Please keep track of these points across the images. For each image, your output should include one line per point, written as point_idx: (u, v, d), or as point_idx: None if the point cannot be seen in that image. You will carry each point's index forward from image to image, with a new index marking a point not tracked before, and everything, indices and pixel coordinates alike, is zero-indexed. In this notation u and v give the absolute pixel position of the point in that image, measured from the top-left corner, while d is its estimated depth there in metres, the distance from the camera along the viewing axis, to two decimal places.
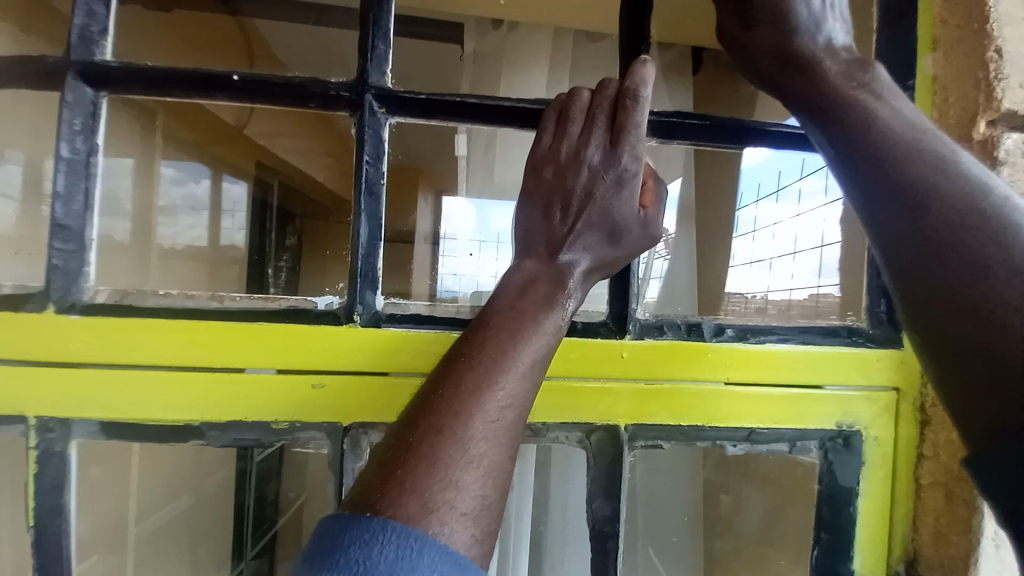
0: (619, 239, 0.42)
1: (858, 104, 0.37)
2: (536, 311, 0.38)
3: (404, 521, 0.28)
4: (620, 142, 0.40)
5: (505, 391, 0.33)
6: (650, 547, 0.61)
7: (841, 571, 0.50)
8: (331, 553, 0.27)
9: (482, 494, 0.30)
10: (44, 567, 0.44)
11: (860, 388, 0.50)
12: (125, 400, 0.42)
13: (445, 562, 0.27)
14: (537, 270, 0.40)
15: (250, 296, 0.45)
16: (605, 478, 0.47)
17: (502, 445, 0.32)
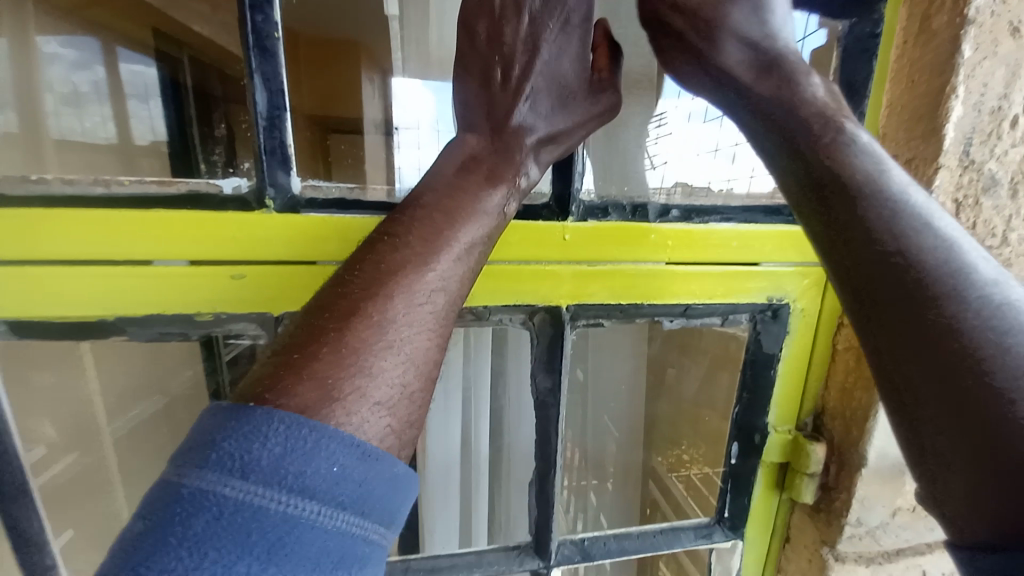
0: (567, 102, 0.42)
1: (836, 137, 0.37)
2: (477, 188, 0.38)
3: (301, 410, 0.27)
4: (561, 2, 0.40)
5: (435, 285, 0.34)
6: (603, 416, 0.74)
7: (757, 424, 0.57)
8: (206, 452, 0.25)
9: (400, 381, 0.31)
10: None
11: (794, 265, 0.51)
12: (18, 298, 0.38)
13: (344, 455, 0.27)
14: (476, 158, 0.39)
15: (142, 180, 0.39)
16: (547, 355, 0.49)
17: (425, 335, 0.33)
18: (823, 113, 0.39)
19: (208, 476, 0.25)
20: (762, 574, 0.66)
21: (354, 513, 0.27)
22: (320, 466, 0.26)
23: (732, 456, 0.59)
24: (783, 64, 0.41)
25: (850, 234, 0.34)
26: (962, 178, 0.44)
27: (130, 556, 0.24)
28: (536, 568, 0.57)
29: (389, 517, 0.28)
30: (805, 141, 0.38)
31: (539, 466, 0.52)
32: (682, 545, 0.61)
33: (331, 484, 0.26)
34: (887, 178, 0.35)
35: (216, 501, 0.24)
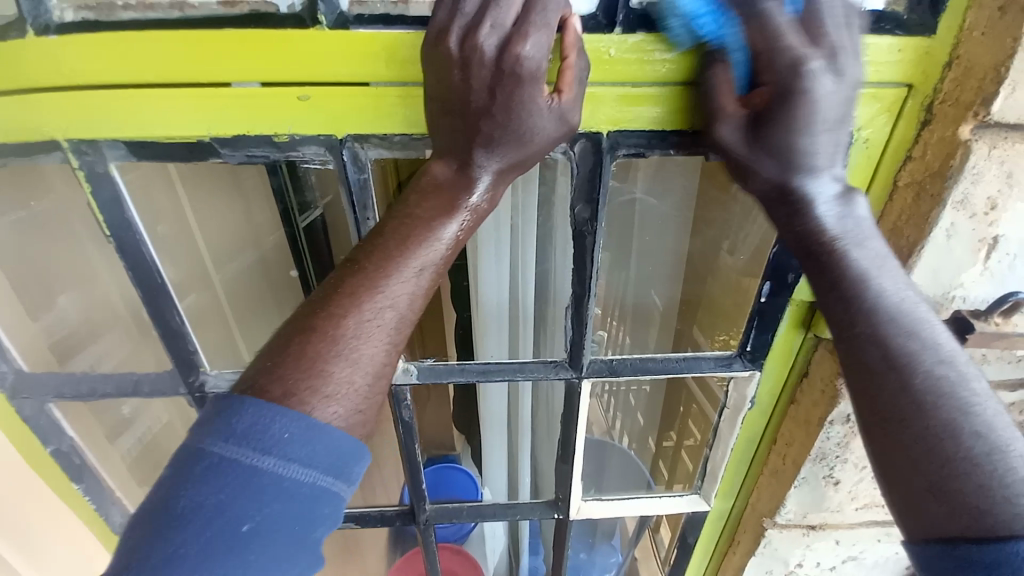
0: (523, 143, 0.43)
1: (837, 249, 0.43)
2: (434, 217, 0.43)
3: (267, 400, 0.38)
4: (515, 31, 0.39)
5: (386, 297, 0.42)
6: (649, 292, 0.84)
7: (792, 263, 0.59)
8: (210, 427, 0.37)
9: (349, 380, 0.40)
10: (135, 268, 0.55)
11: (866, 87, 0.47)
12: (137, 121, 0.46)
13: (295, 426, 0.37)
14: (443, 176, 0.44)
15: (210, 3, 0.43)
16: (586, 185, 0.51)
17: (376, 341, 0.41)
18: (833, 233, 0.44)
19: (204, 440, 0.37)
20: (776, 403, 0.73)
21: (301, 466, 0.37)
22: (277, 433, 0.37)
23: (762, 295, 0.62)
24: (823, 220, 0.44)
25: (851, 350, 0.42)
26: None
27: (172, 478, 0.37)
28: (569, 378, 0.67)
29: (336, 470, 0.39)
30: (805, 237, 0.45)
31: (576, 291, 0.59)
32: (702, 370, 0.68)
33: (284, 444, 0.37)
34: (877, 298, 0.42)
35: (212, 458, 0.36)
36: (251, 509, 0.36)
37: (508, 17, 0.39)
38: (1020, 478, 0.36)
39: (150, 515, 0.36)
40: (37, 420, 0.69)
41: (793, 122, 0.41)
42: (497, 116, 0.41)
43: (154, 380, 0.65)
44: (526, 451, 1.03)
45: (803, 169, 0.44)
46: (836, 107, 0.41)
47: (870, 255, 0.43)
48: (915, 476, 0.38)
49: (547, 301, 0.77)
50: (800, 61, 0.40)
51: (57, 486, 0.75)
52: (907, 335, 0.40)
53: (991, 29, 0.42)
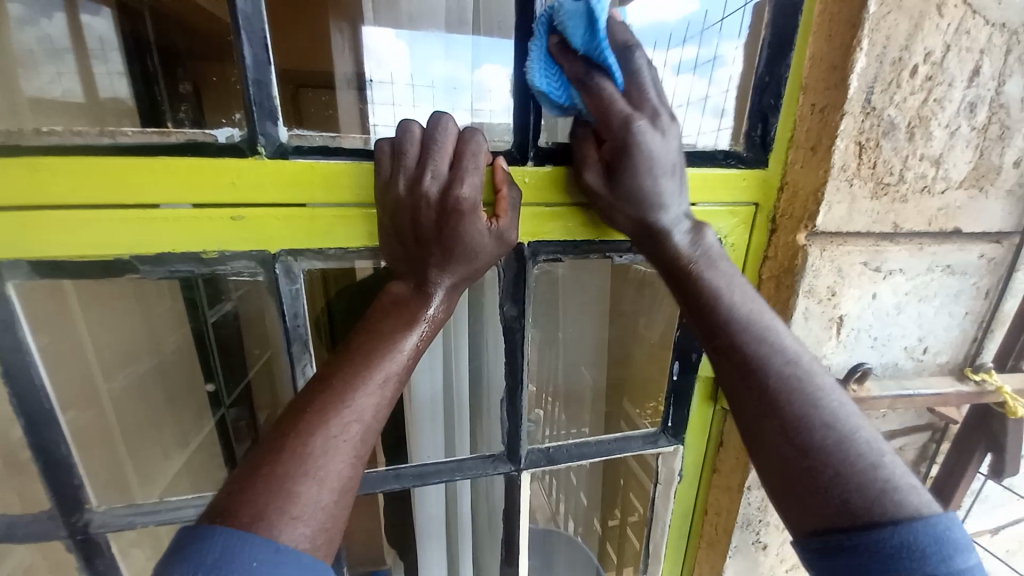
0: (472, 260, 0.48)
1: (694, 267, 0.50)
2: (395, 332, 0.46)
3: (239, 527, 0.35)
4: (454, 176, 0.45)
5: (353, 410, 0.42)
6: (580, 368, 0.89)
7: (693, 344, 0.67)
8: (173, 561, 0.33)
9: (318, 499, 0.38)
10: (20, 393, 0.49)
11: (726, 205, 0.59)
12: (44, 241, 0.44)
13: (263, 552, 0.34)
14: (403, 294, 0.49)
15: (143, 130, 0.44)
16: (512, 287, 0.57)
17: (343, 456, 0.40)
18: (686, 253, 0.50)
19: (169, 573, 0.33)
20: (701, 475, 0.78)
21: None
22: (243, 563, 0.33)
23: (674, 373, 0.69)
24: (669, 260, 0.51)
25: (725, 339, 0.47)
26: (865, 124, 0.53)
27: None
28: (508, 471, 0.67)
29: None
30: (670, 261, 0.51)
31: (509, 383, 0.61)
32: (632, 450, 0.72)
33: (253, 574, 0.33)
34: (735, 301, 0.48)
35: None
36: None
37: (444, 165, 0.46)
38: (874, 463, 0.40)
39: None
40: None
41: (633, 167, 0.47)
42: (445, 242, 0.46)
43: (28, 523, 0.54)
44: (469, 552, 0.97)
45: (653, 209, 0.49)
46: (668, 157, 0.47)
47: (724, 267, 0.50)
48: (792, 459, 0.42)
49: (481, 391, 0.78)
50: (642, 109, 0.46)
51: None
52: (756, 334, 0.46)
53: (805, 165, 0.56)
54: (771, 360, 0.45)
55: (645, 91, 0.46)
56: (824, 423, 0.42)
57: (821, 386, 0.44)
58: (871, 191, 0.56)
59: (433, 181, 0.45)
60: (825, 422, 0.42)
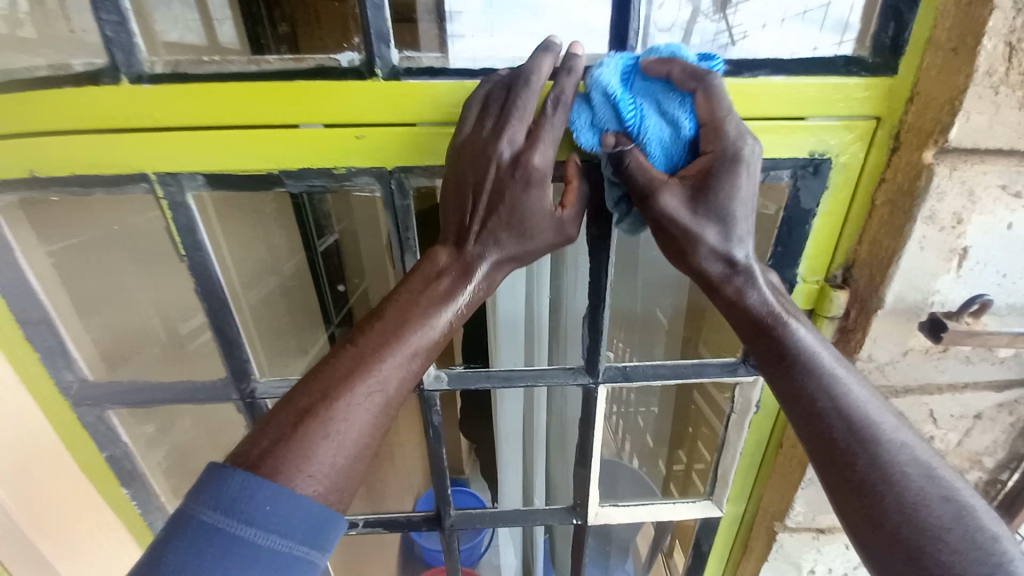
0: (521, 239, 0.52)
1: (783, 329, 0.50)
2: (429, 307, 0.51)
3: (259, 474, 0.43)
4: (530, 142, 0.48)
5: (377, 378, 0.48)
6: (655, 309, 0.92)
7: (788, 274, 0.65)
8: (200, 494, 0.42)
9: (332, 460, 0.45)
10: (203, 283, 0.61)
11: (840, 119, 0.55)
12: (211, 158, 0.53)
13: (276, 499, 0.42)
14: (447, 265, 0.53)
15: (281, 58, 0.51)
16: (600, 207, 0.59)
17: (363, 421, 0.47)
18: (771, 307, 0.51)
19: (194, 506, 0.42)
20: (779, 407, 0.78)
21: (279, 537, 0.41)
22: (260, 506, 0.41)
23: None
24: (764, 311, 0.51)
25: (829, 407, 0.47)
26: (1017, 21, 0.45)
27: (162, 540, 0.41)
28: (586, 383, 0.73)
29: (311, 540, 0.43)
30: (752, 314, 0.51)
31: (592, 301, 0.65)
32: (709, 376, 0.74)
33: (266, 516, 0.41)
34: (815, 352, 0.49)
35: (201, 523, 0.41)
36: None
37: (520, 135, 0.48)
38: (989, 534, 0.42)
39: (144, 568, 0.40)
40: (96, 424, 0.77)
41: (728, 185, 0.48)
42: (505, 211, 0.51)
43: (210, 386, 0.71)
44: (542, 464, 1.08)
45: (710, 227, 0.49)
46: (753, 182, 0.49)
47: (806, 328, 0.51)
48: (902, 532, 0.42)
49: (565, 328, 0.85)
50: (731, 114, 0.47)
51: (105, 489, 0.82)
52: (848, 401, 0.47)
53: (942, 69, 0.50)
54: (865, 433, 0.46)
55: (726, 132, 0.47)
56: (935, 496, 0.43)
57: (917, 452, 0.45)
58: (1020, 101, 0.48)
59: (509, 140, 0.48)
60: (934, 496, 0.43)
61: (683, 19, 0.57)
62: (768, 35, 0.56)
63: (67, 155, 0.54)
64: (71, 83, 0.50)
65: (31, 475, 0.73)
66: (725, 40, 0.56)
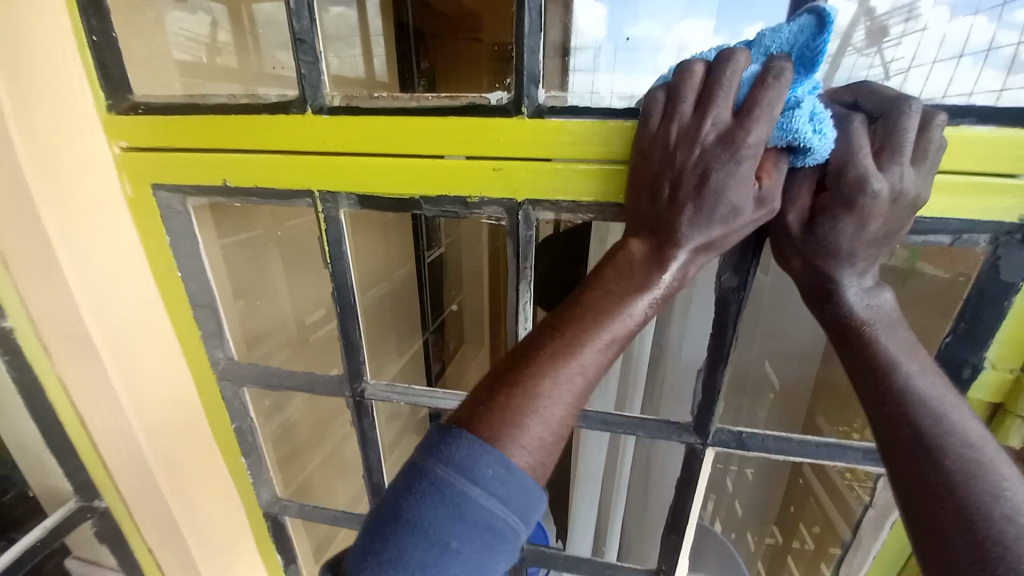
0: (730, 220, 0.45)
1: (865, 334, 0.47)
2: (626, 295, 0.47)
3: (480, 438, 0.42)
4: (739, 124, 0.42)
5: (579, 363, 0.45)
6: (776, 368, 0.82)
7: (971, 356, 0.54)
8: (434, 449, 0.43)
9: (540, 436, 0.43)
10: (340, 290, 0.67)
11: None
12: (365, 180, 0.59)
13: (499, 465, 0.41)
14: (642, 250, 0.48)
15: (437, 95, 0.56)
16: (737, 256, 0.55)
17: (564, 403, 0.44)
18: (856, 312, 0.48)
19: (427, 458, 0.42)
20: None
21: (500, 502, 0.42)
22: (484, 470, 0.41)
23: None
24: (851, 310, 0.48)
25: (889, 424, 0.44)
26: None
27: (399, 498, 0.42)
28: (692, 442, 0.67)
29: (520, 512, 0.43)
30: (836, 321, 0.48)
31: (712, 355, 0.60)
32: (846, 461, 0.63)
33: (491, 480, 0.41)
34: (896, 362, 0.46)
35: (435, 478, 0.41)
36: (461, 534, 0.41)
37: (726, 116, 0.42)
38: None
39: (382, 520, 0.42)
40: (233, 399, 0.84)
41: (841, 226, 0.45)
42: (702, 196, 0.44)
43: (327, 382, 0.77)
44: (620, 516, 1.01)
45: (841, 264, 0.47)
46: (885, 143, 0.42)
47: (895, 339, 0.47)
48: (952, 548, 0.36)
49: (667, 373, 0.80)
50: (893, 133, 0.42)
51: (230, 462, 0.89)
52: (928, 418, 0.42)
53: None
54: (936, 447, 0.40)
55: (905, 129, 0.41)
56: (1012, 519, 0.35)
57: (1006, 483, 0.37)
58: None
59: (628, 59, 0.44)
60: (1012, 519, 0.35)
61: (828, 51, 0.51)
62: (935, 75, 0.48)
63: (251, 172, 0.62)
64: (266, 111, 0.58)
65: (175, 442, 0.79)
66: (880, 76, 0.50)
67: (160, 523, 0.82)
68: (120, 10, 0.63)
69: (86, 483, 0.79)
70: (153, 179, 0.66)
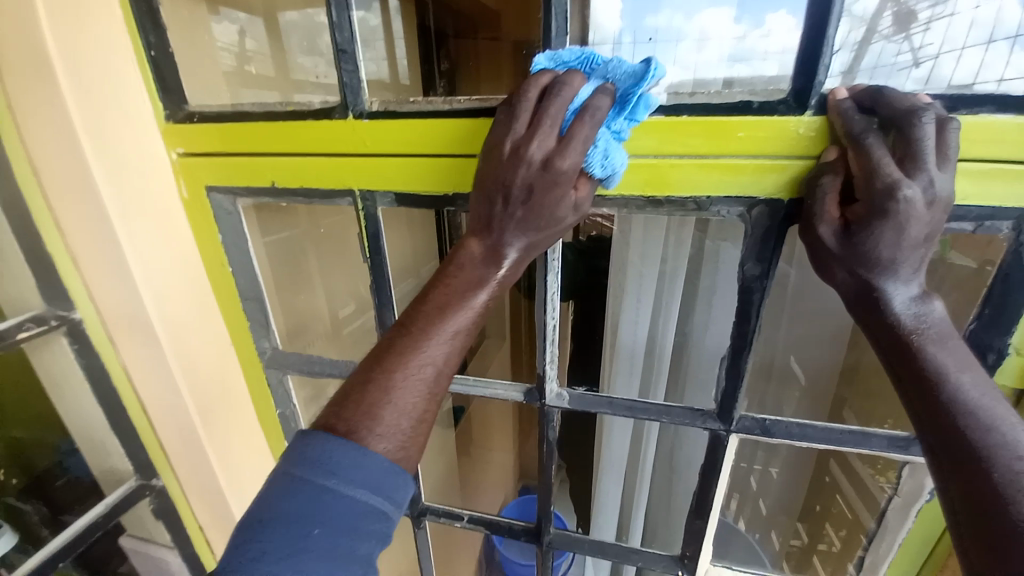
0: (546, 226, 0.51)
1: (914, 343, 0.46)
2: (467, 290, 0.52)
3: (343, 440, 0.45)
4: (560, 147, 0.46)
5: (427, 354, 0.49)
6: (800, 358, 0.83)
7: (996, 342, 0.54)
8: (297, 456, 0.45)
9: (400, 425, 0.47)
10: (378, 283, 0.71)
11: None
12: (402, 179, 0.63)
13: (349, 454, 0.45)
14: (477, 249, 0.53)
15: (469, 97, 0.59)
16: (760, 245, 0.56)
17: (419, 392, 0.49)
18: (902, 318, 0.47)
19: (290, 465, 0.44)
20: None
21: (359, 489, 0.44)
22: (337, 461, 0.44)
23: None
24: (894, 316, 0.47)
25: (943, 441, 0.43)
26: None
27: (267, 505, 0.43)
28: (715, 429, 0.68)
29: (382, 492, 0.45)
30: (882, 328, 0.48)
31: (736, 342, 0.62)
32: (870, 448, 0.64)
33: (337, 469, 0.44)
34: (946, 372, 0.44)
35: (296, 478, 0.43)
36: (325, 524, 0.42)
37: (551, 137, 0.47)
38: None
39: (250, 528, 0.43)
40: (278, 387, 0.88)
41: (880, 234, 0.44)
42: (531, 206, 0.49)
43: None
44: (644, 504, 1.03)
45: (884, 273, 0.47)
46: (911, 153, 0.43)
47: (947, 347, 0.45)
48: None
49: (690, 362, 0.82)
50: (914, 153, 0.42)
51: (273, 447, 0.95)
52: (990, 439, 0.41)
53: None
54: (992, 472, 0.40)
55: (922, 137, 0.42)
56: None
57: None
58: None
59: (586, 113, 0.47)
60: None
61: (856, 38, 0.50)
62: (966, 59, 0.49)
63: (296, 173, 0.66)
64: (311, 116, 0.62)
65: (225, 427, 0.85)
66: (908, 63, 0.51)
67: (212, 500, 0.89)
68: (174, 24, 0.69)
69: (146, 465, 0.86)
70: (208, 183, 0.72)
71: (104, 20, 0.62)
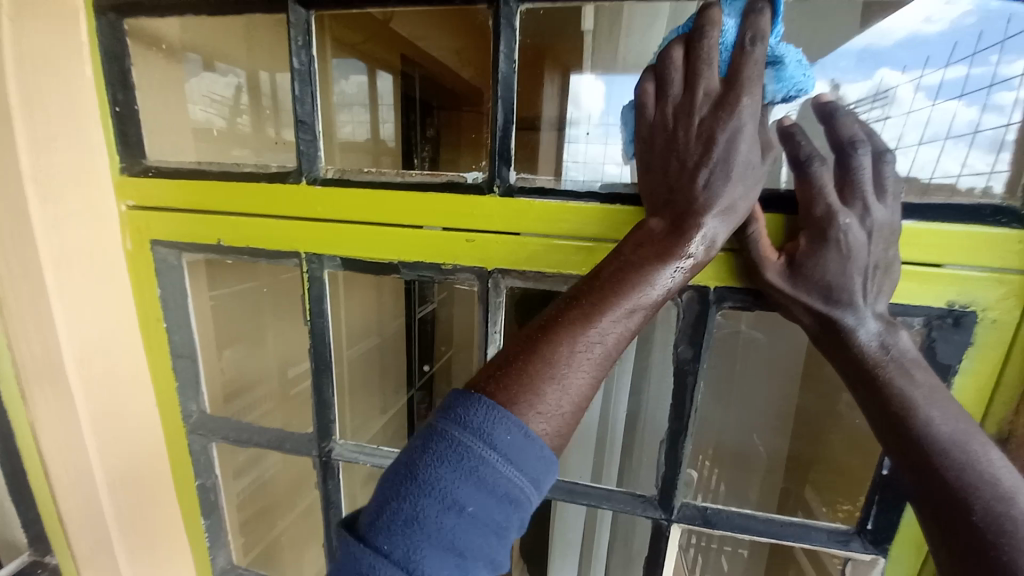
0: (731, 169, 0.45)
1: (882, 377, 0.48)
2: (649, 261, 0.45)
3: (497, 403, 0.41)
4: (728, 91, 0.44)
5: (598, 330, 0.44)
6: (754, 434, 0.84)
7: None
8: (450, 411, 0.41)
9: (560, 406, 0.42)
10: (316, 346, 0.69)
11: (987, 270, 0.50)
12: (348, 244, 0.63)
13: (514, 429, 0.40)
14: (660, 227, 0.47)
15: (420, 173, 0.62)
16: (692, 328, 0.58)
17: (587, 370, 0.43)
18: (868, 347, 0.48)
19: (444, 420, 0.40)
20: None
21: (517, 470, 0.39)
22: (501, 434, 0.39)
23: (884, 466, 0.58)
24: (858, 347, 0.48)
25: (932, 479, 0.44)
26: None
27: (408, 461, 0.40)
28: (656, 517, 0.66)
29: (534, 481, 0.40)
30: (854, 367, 0.49)
31: (673, 426, 0.61)
32: (812, 543, 0.62)
33: (503, 443, 0.39)
34: (917, 405, 0.46)
35: (452, 439, 0.39)
36: (478, 497, 0.39)
37: (715, 85, 0.44)
38: None
39: (398, 472, 0.40)
40: (199, 453, 0.82)
41: (826, 261, 0.47)
42: (711, 153, 0.44)
43: (295, 439, 0.77)
44: None
45: (843, 306, 0.48)
46: (856, 181, 0.47)
47: (915, 381, 0.47)
48: None
49: (640, 439, 0.80)
50: (855, 192, 0.47)
51: (189, 520, 0.86)
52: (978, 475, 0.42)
53: None
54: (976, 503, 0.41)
55: (860, 167, 0.46)
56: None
57: None
58: None
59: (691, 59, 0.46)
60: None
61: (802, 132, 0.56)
62: (901, 157, 0.54)
63: (244, 232, 0.66)
64: (265, 179, 0.64)
65: (136, 495, 0.77)
66: None
67: None
68: (149, 89, 0.72)
69: (40, 536, 0.77)
70: (155, 236, 0.71)
71: (76, 81, 0.65)
